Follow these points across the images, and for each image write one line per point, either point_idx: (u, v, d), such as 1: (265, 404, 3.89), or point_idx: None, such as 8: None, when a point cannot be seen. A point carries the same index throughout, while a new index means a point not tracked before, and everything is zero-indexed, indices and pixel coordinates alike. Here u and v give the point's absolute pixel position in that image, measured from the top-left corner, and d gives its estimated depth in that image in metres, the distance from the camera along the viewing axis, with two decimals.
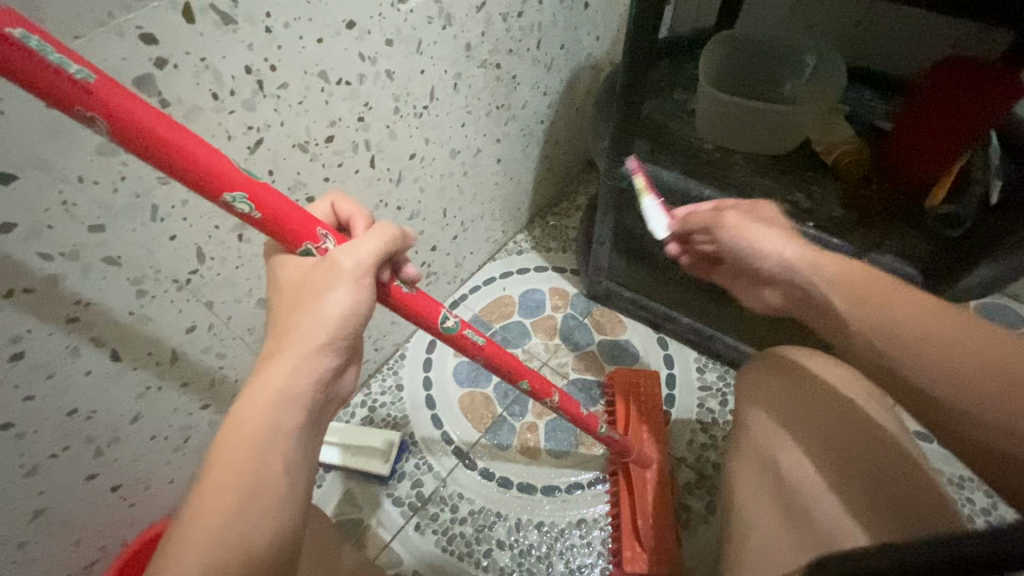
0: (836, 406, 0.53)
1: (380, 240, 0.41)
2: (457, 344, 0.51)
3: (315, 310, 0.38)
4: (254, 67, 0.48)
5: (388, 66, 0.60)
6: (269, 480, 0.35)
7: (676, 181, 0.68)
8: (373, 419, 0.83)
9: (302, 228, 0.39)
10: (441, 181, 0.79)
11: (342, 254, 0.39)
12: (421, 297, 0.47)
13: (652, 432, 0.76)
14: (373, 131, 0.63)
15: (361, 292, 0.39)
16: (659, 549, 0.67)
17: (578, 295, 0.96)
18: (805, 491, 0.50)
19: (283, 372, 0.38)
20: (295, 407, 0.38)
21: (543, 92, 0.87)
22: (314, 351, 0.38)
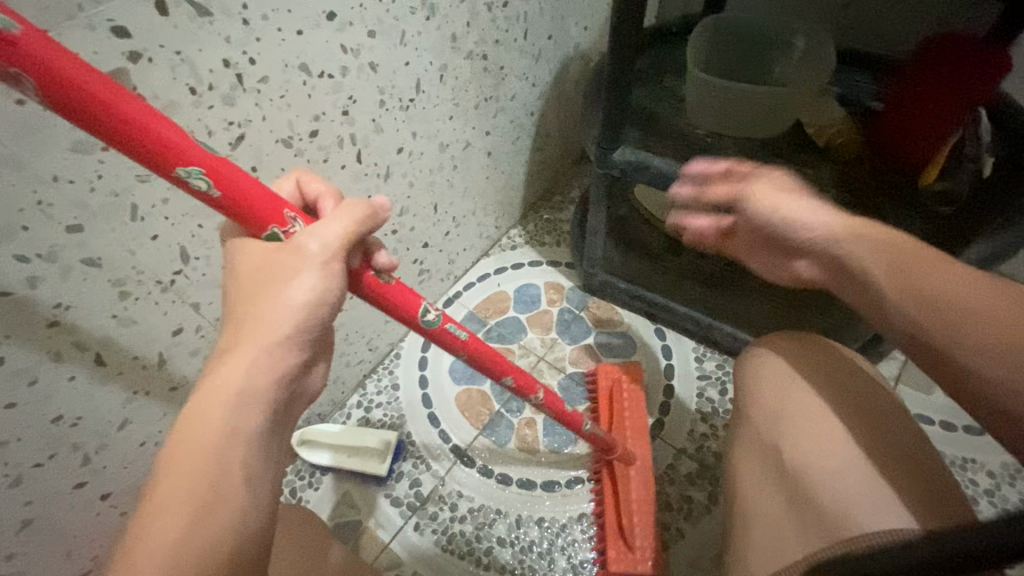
0: (833, 392, 0.52)
1: (347, 220, 0.38)
2: (440, 340, 0.50)
3: (279, 299, 0.37)
4: (232, 60, 0.47)
5: (371, 58, 0.59)
6: (227, 484, 0.34)
7: (669, 169, 0.66)
8: (369, 420, 0.82)
9: (269, 210, 0.36)
10: (430, 175, 0.77)
11: (304, 235, 0.37)
12: (405, 290, 0.45)
13: (637, 424, 0.74)
14: (358, 125, 0.62)
15: (327, 276, 0.38)
16: (643, 547, 0.66)
17: (573, 288, 0.95)
18: (805, 478, 0.48)
19: (242, 366, 0.36)
20: (257, 406, 0.37)
21: (531, 83, 0.86)
22: (275, 344, 0.37)
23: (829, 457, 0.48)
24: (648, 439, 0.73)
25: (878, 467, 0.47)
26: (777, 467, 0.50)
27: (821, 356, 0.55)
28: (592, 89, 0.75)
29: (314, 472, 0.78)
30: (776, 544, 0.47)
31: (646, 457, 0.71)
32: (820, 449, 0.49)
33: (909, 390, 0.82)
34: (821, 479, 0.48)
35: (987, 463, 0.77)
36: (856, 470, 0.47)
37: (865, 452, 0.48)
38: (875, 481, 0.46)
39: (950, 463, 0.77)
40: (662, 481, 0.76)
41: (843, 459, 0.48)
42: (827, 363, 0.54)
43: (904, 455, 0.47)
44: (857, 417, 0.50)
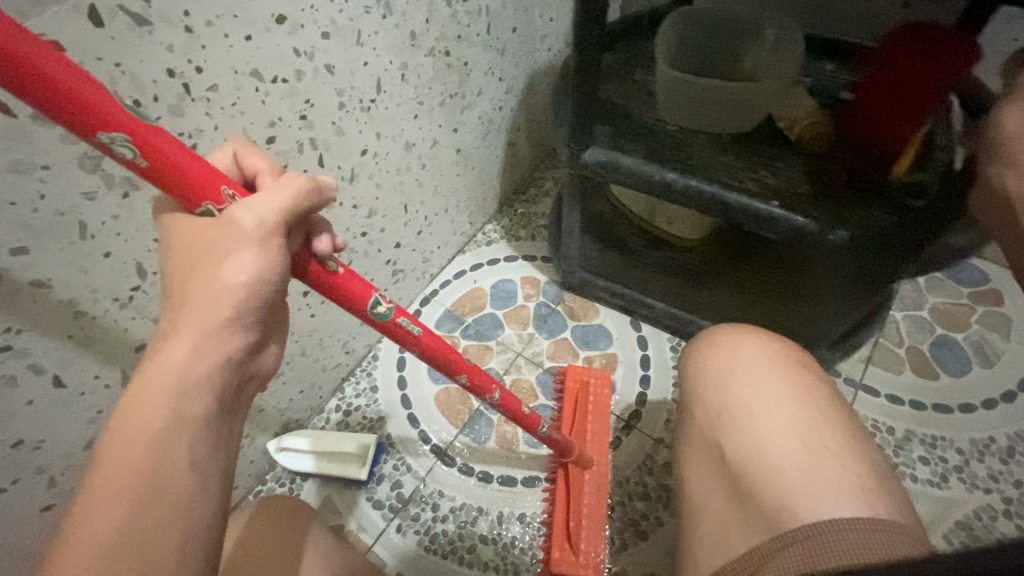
0: (768, 385, 0.54)
1: (290, 193, 0.36)
2: (392, 333, 0.49)
3: (213, 282, 0.35)
4: (177, 70, 0.46)
5: (327, 60, 0.58)
6: (169, 481, 0.33)
7: (640, 165, 0.67)
8: (348, 423, 0.82)
9: (205, 185, 0.34)
10: (398, 175, 0.76)
11: (239, 208, 0.35)
12: (361, 280, 0.44)
13: (598, 431, 0.76)
14: (318, 129, 0.61)
15: (265, 254, 0.35)
16: (587, 551, 0.69)
17: (549, 282, 0.95)
18: (748, 470, 0.49)
19: (179, 354, 0.34)
20: (200, 393, 0.35)
21: (498, 77, 0.85)
22: (215, 330, 0.35)
23: (769, 447, 0.50)
24: (606, 447, 0.75)
25: (817, 457, 0.48)
26: (720, 460, 0.52)
27: (761, 352, 0.57)
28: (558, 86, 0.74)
29: (295, 479, 0.78)
30: (720, 536, 0.48)
31: (602, 464, 0.74)
32: (760, 441, 0.50)
33: (879, 370, 0.84)
34: (762, 470, 0.49)
35: (955, 440, 0.78)
36: (794, 460, 0.48)
37: (804, 444, 0.49)
38: (813, 473, 0.47)
39: (920, 441, 0.79)
40: (639, 472, 0.77)
41: (784, 451, 0.49)
42: (762, 359, 0.57)
43: (839, 450, 0.49)
44: (796, 410, 0.52)
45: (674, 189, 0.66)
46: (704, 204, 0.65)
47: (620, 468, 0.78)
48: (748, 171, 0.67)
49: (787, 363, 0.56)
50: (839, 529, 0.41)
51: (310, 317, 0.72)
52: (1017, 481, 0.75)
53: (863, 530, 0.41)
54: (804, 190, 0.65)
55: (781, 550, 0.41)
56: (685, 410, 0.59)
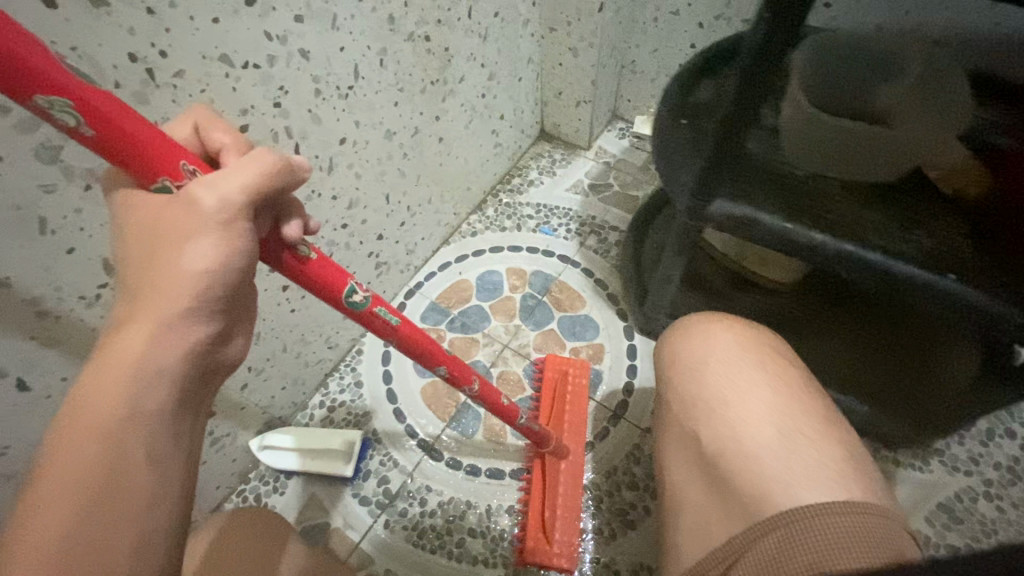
0: (743, 370, 0.54)
1: (256, 172, 0.34)
2: (369, 323, 0.47)
3: (172, 268, 0.32)
4: (140, 54, 0.43)
5: (302, 45, 0.55)
6: (127, 479, 0.31)
7: (784, 225, 0.58)
8: (333, 419, 0.81)
9: (159, 159, 0.31)
10: (379, 165, 0.74)
11: (198, 185, 0.32)
12: (335, 269, 0.43)
13: (575, 420, 0.76)
14: (293, 117, 0.59)
15: (227, 241, 0.33)
16: (563, 541, 0.69)
17: (535, 273, 0.94)
18: (725, 457, 0.49)
19: (136, 345, 0.32)
20: (158, 385, 0.33)
21: (480, 63, 0.83)
22: (175, 319, 0.33)
23: (744, 434, 0.50)
24: (583, 439, 0.75)
25: (791, 442, 0.48)
26: (699, 453, 0.51)
27: (732, 338, 0.57)
28: (666, 127, 0.66)
29: (279, 477, 0.77)
30: (704, 526, 0.47)
31: (578, 454, 0.74)
32: (736, 427, 0.50)
33: None
34: (738, 456, 0.49)
35: None
36: (768, 447, 0.48)
37: (778, 429, 0.49)
38: (790, 459, 0.47)
39: None
40: (627, 463, 0.77)
41: (759, 438, 0.49)
42: (737, 345, 0.56)
43: (814, 433, 0.49)
44: (772, 397, 0.52)
45: (824, 254, 0.57)
46: (862, 272, 0.56)
47: (607, 458, 0.78)
48: (902, 232, 0.58)
49: (757, 347, 0.56)
50: (814, 515, 0.41)
51: (291, 312, 0.70)
52: (996, 463, 0.76)
53: (834, 513, 0.41)
54: (968, 257, 0.56)
55: (753, 543, 0.42)
56: (663, 399, 0.59)
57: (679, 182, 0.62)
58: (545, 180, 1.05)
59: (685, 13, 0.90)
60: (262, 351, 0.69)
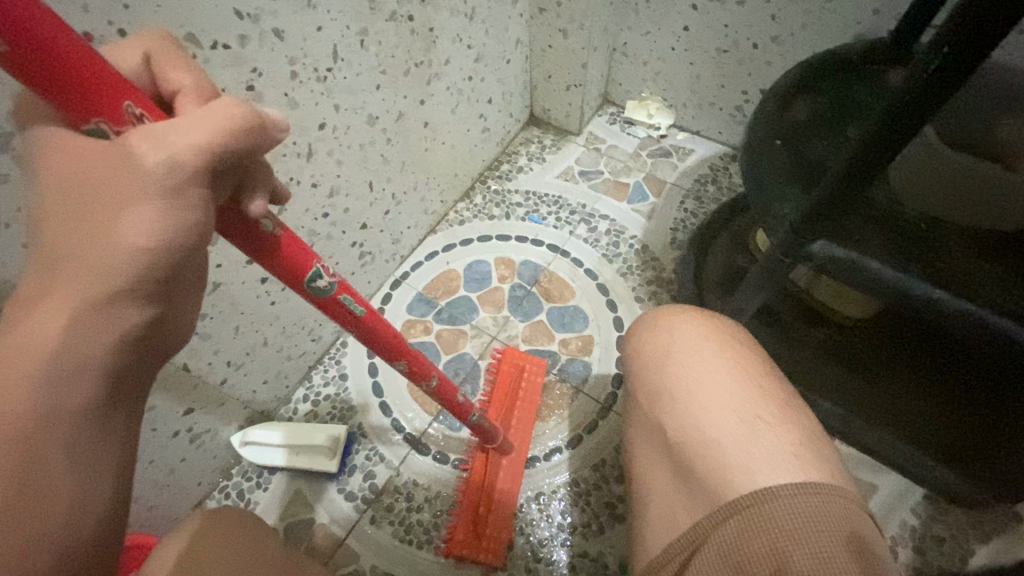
0: (708, 359, 0.52)
1: (212, 128, 0.26)
2: (330, 311, 0.44)
3: (98, 237, 0.25)
4: (97, 33, 0.40)
5: (275, 24, 0.52)
6: (44, 488, 0.25)
7: (895, 272, 0.51)
8: (318, 413, 0.79)
9: (97, 96, 0.24)
10: (362, 151, 0.72)
11: (140, 137, 0.25)
12: (299, 249, 0.38)
13: (524, 417, 0.77)
14: (268, 101, 0.56)
15: (170, 208, 0.26)
16: (493, 536, 0.70)
17: (524, 263, 0.92)
18: (694, 445, 0.48)
19: (53, 330, 0.25)
20: (83, 376, 0.26)
21: (466, 44, 0.80)
22: (105, 303, 0.26)
23: (710, 424, 0.48)
24: (531, 434, 0.77)
25: (756, 432, 0.47)
26: (664, 441, 0.50)
27: (695, 327, 0.56)
28: (759, 150, 0.58)
29: (263, 473, 0.75)
30: (670, 517, 0.47)
31: (522, 451, 0.75)
32: (698, 416, 0.49)
33: None
34: (703, 446, 0.48)
35: None
36: (733, 434, 0.47)
37: (740, 417, 0.48)
38: (754, 448, 0.46)
39: None
40: (616, 455, 0.76)
41: (721, 425, 0.48)
42: (712, 335, 0.55)
43: (772, 418, 0.49)
44: (737, 387, 0.50)
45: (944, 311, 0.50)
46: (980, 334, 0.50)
47: (596, 451, 0.77)
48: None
49: (728, 340, 0.54)
50: (770, 498, 0.41)
51: (271, 305, 0.68)
52: None
53: (792, 495, 0.41)
54: None
55: (720, 526, 0.42)
56: (632, 388, 0.57)
57: (775, 212, 0.55)
58: (535, 167, 1.02)
59: None
60: (241, 344, 0.67)
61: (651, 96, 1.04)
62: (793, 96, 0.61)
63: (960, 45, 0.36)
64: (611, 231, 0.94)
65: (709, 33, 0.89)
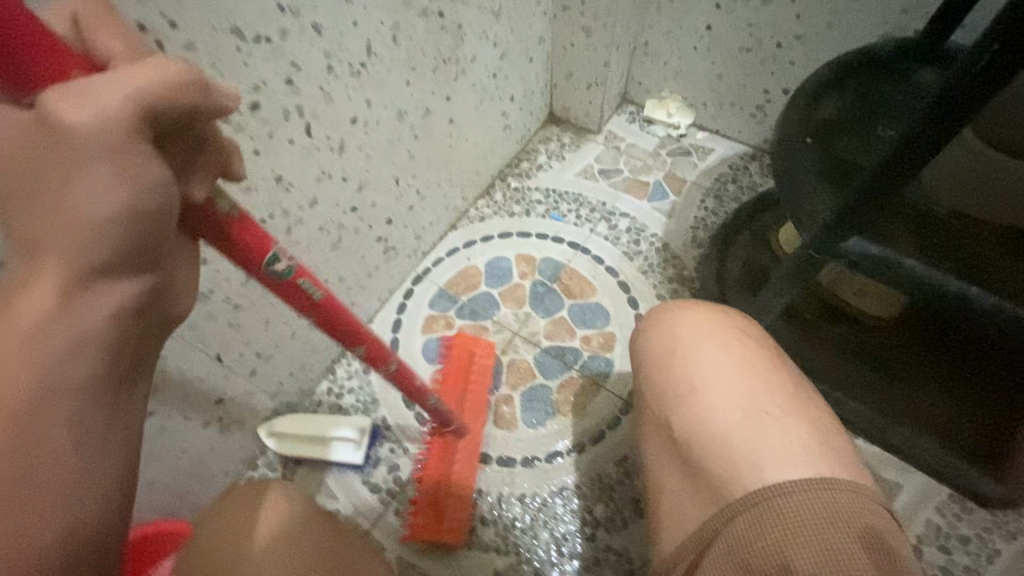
0: (701, 356, 0.53)
1: (143, 78, 0.26)
2: (287, 293, 0.44)
3: (70, 213, 0.26)
4: (151, 26, 0.41)
5: (315, 19, 0.53)
6: (44, 461, 0.25)
7: (927, 270, 0.53)
8: (341, 406, 0.80)
9: (32, 56, 0.25)
10: (389, 146, 0.72)
11: (60, 97, 0.25)
12: (252, 233, 0.39)
13: (477, 400, 0.76)
14: (305, 95, 0.56)
15: (127, 171, 0.26)
16: (453, 517, 0.70)
17: (544, 259, 0.92)
18: (697, 444, 0.49)
19: (39, 305, 0.26)
20: (75, 351, 0.26)
21: (492, 42, 0.80)
22: (87, 272, 0.26)
23: (716, 423, 0.49)
24: (484, 412, 0.76)
25: (761, 428, 0.47)
26: (671, 441, 0.51)
27: (695, 322, 0.56)
28: (789, 149, 0.58)
29: (287, 464, 0.76)
30: (679, 517, 0.48)
31: (476, 433, 0.75)
32: (700, 415, 0.49)
33: None
34: (712, 445, 0.48)
35: None
36: (737, 433, 0.48)
37: (742, 413, 0.48)
38: (764, 446, 0.46)
39: None
40: None
41: (726, 422, 0.48)
42: (707, 327, 0.55)
43: (779, 412, 0.49)
44: (739, 381, 0.50)
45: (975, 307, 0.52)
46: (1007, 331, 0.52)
47: (619, 447, 0.77)
48: None
49: (730, 334, 0.54)
50: (778, 494, 0.42)
51: None
52: None
53: (799, 491, 0.41)
54: None
55: (730, 523, 0.43)
56: (638, 388, 0.58)
57: (807, 212, 0.56)
58: (554, 165, 1.03)
59: None
60: (270, 336, 0.68)
61: (670, 96, 1.04)
62: (821, 93, 0.61)
63: (1009, 44, 0.37)
64: (632, 229, 0.94)
65: (732, 32, 0.90)
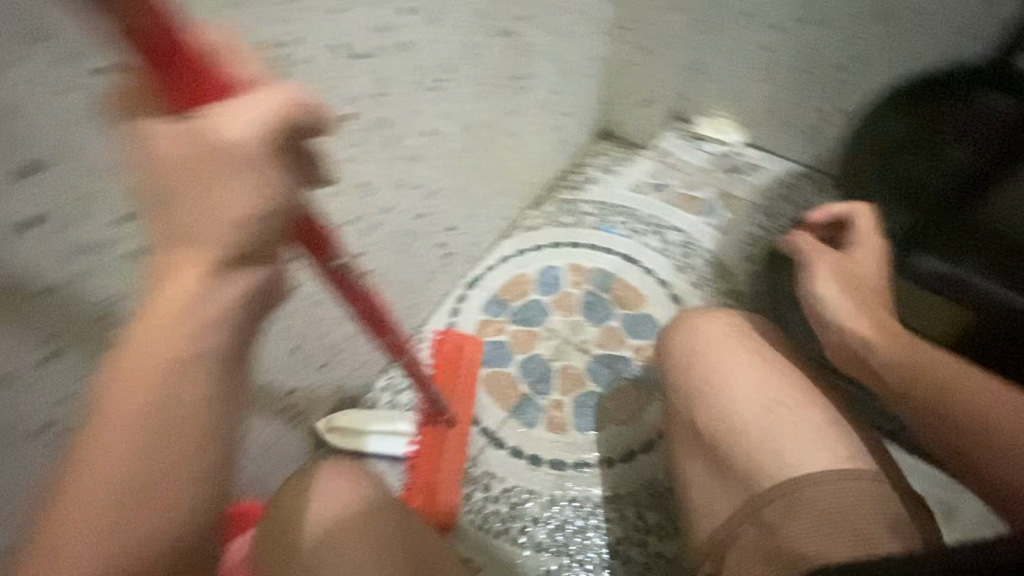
0: (724, 359, 0.60)
1: (275, 100, 0.30)
2: (341, 286, 0.49)
3: (211, 210, 0.30)
4: (274, 42, 0.46)
5: (406, 37, 0.57)
6: (182, 418, 0.31)
7: None
8: (398, 403, 0.83)
9: (199, 79, 0.29)
10: (457, 156, 0.76)
11: (221, 114, 0.29)
12: (334, 237, 0.43)
13: (467, 389, 0.82)
14: (391, 107, 0.61)
15: (261, 178, 0.30)
16: (446, 495, 0.74)
17: (595, 270, 0.95)
18: (721, 436, 0.55)
19: (184, 287, 0.31)
20: (208, 328, 0.32)
21: (555, 60, 0.84)
22: (222, 264, 0.31)
23: (734, 414, 0.56)
24: (473, 400, 0.81)
25: (774, 416, 0.54)
26: (696, 434, 0.58)
27: (716, 331, 0.63)
28: None
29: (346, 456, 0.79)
30: (709, 504, 0.54)
31: (466, 420, 0.79)
32: (724, 409, 0.56)
33: None
34: (729, 434, 0.55)
35: None
36: (754, 422, 0.54)
37: (759, 405, 0.55)
38: (778, 431, 0.53)
39: None
40: None
41: (746, 414, 0.55)
42: (728, 335, 0.62)
43: (793, 402, 0.55)
44: (754, 378, 0.57)
45: None
46: None
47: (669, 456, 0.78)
48: None
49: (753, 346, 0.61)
50: (816, 482, 0.48)
51: None
52: None
53: (833, 479, 0.48)
54: None
55: (768, 504, 0.49)
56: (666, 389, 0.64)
57: None
58: (605, 178, 1.05)
59: (760, 14, 0.90)
60: (340, 332, 0.72)
61: (720, 115, 1.04)
62: None
63: None
64: (682, 243, 0.96)
65: (789, 53, 0.91)
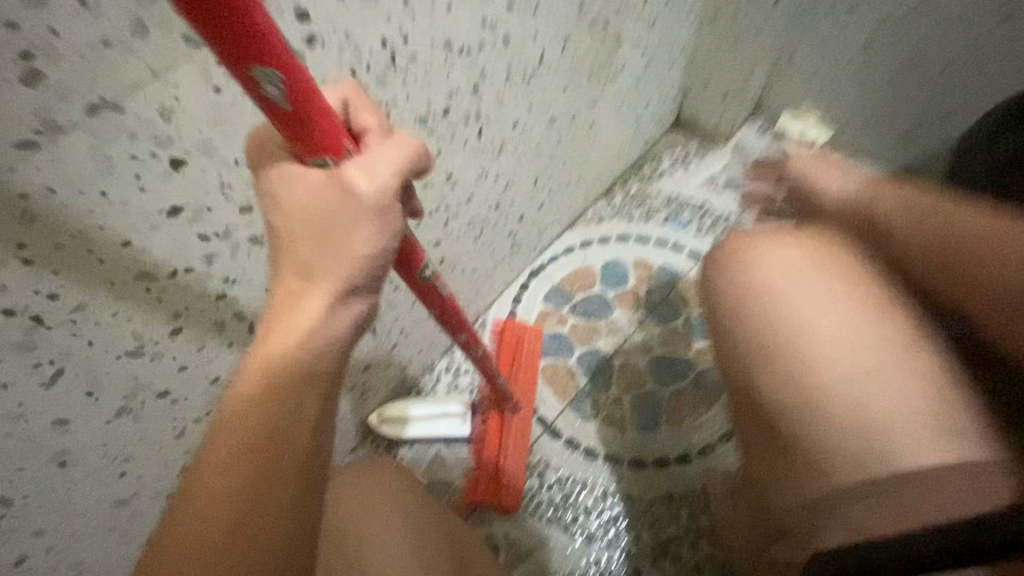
0: (815, 299, 0.53)
1: (400, 154, 0.34)
2: (423, 294, 0.51)
3: (343, 248, 0.34)
4: (389, 40, 0.46)
5: (506, 32, 0.57)
6: (304, 423, 0.33)
7: None
8: (458, 385, 0.85)
9: (324, 138, 0.33)
10: (537, 148, 0.76)
11: (353, 169, 0.33)
12: (409, 242, 0.44)
13: (527, 379, 0.83)
14: (484, 101, 0.61)
15: (384, 224, 0.34)
16: (509, 485, 0.76)
17: (662, 268, 0.94)
18: (812, 388, 0.49)
19: (311, 312, 0.34)
20: (330, 349, 0.34)
21: (641, 52, 0.82)
22: (347, 293, 0.34)
23: (830, 362, 0.49)
24: (534, 387, 0.83)
25: (870, 365, 0.48)
26: (781, 386, 0.51)
27: (800, 268, 0.56)
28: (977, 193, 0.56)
29: None
30: (795, 480, 0.48)
31: (528, 411, 0.80)
32: (815, 356, 0.50)
33: None
34: (820, 386, 0.49)
35: None
36: (851, 374, 0.48)
37: (855, 352, 0.49)
38: (878, 384, 0.47)
39: None
40: None
41: (843, 364, 0.49)
42: (817, 273, 0.55)
43: (890, 349, 0.49)
44: (844, 321, 0.51)
45: None
46: None
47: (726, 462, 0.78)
48: None
49: (835, 271, 0.55)
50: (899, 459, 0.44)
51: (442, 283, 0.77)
52: None
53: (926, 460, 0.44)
54: None
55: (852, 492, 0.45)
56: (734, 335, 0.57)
57: None
58: (677, 172, 1.03)
59: (864, 10, 0.84)
60: (412, 315, 0.75)
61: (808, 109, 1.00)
62: None
63: None
64: None
65: (889, 53, 0.86)
